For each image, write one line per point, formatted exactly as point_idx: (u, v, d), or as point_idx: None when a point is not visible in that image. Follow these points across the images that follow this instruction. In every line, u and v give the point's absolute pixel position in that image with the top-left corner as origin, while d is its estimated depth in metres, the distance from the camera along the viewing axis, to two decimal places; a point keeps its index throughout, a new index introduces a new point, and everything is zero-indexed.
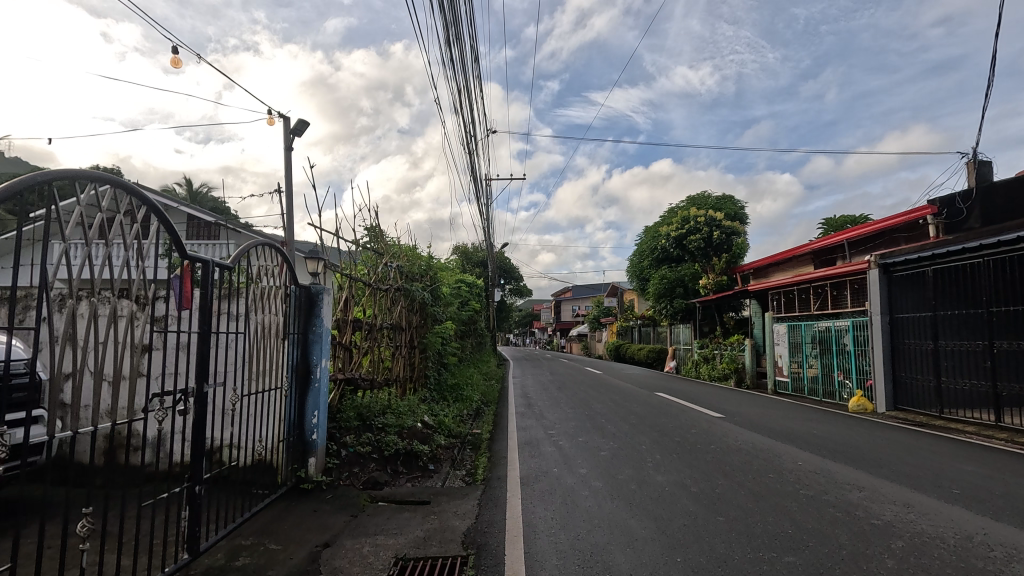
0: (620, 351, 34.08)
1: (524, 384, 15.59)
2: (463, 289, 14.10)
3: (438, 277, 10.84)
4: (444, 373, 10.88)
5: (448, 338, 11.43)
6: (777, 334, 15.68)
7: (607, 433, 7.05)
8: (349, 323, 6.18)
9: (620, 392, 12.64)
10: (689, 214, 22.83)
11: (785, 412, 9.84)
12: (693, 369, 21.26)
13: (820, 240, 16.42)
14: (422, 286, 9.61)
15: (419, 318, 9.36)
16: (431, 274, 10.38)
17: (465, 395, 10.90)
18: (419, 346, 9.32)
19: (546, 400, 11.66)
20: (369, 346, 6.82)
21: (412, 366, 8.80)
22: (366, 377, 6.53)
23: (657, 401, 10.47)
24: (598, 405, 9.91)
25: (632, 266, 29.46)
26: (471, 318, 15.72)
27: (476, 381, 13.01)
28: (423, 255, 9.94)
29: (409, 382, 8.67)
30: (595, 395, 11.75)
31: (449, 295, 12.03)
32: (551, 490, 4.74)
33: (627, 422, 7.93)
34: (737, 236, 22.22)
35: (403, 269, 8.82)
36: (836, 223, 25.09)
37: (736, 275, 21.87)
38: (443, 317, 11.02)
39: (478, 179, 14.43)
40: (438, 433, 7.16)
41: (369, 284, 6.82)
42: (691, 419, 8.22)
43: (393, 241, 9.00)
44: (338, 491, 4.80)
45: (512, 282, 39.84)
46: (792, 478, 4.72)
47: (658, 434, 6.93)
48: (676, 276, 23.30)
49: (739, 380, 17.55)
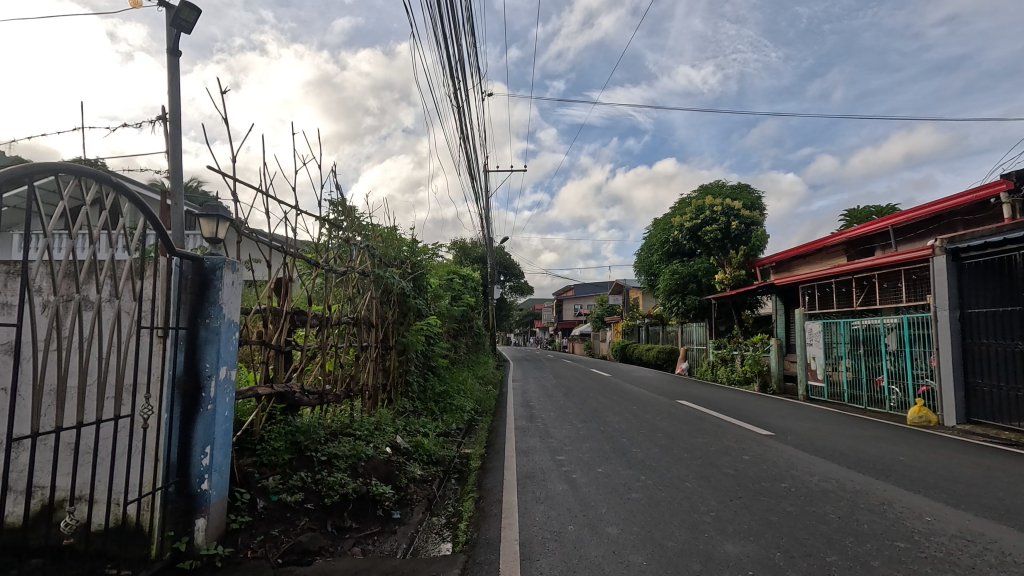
0: (626, 351, 32.32)
1: (524, 389, 13.93)
2: (455, 283, 12.41)
3: (424, 267, 9.16)
4: (430, 378, 9.24)
5: (436, 337, 9.80)
6: (809, 333, 13.97)
7: (634, 462, 5.40)
8: (286, 313, 4.49)
9: (637, 399, 10.98)
10: (703, 203, 21.11)
11: (843, 427, 8.11)
12: (708, 371, 19.54)
13: (855, 228, 14.74)
14: (400, 276, 7.91)
15: (396, 312, 7.67)
16: (412, 262, 8.67)
17: (456, 405, 9.20)
18: (396, 348, 7.62)
19: (548, 409, 9.99)
20: (319, 346, 5.12)
21: (386, 372, 7.15)
22: (310, 389, 4.86)
23: (685, 412, 8.77)
24: (612, 418, 8.23)
25: (639, 262, 27.80)
26: (465, 315, 14.03)
27: (469, 388, 11.33)
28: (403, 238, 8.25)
29: (382, 391, 6.99)
30: (606, 404, 10.09)
31: (437, 290, 10.30)
32: (570, 570, 3.09)
33: (656, 444, 6.27)
34: (756, 227, 20.50)
35: (373, 254, 7.14)
36: (857, 214, 23.39)
37: (755, 269, 20.17)
38: (429, 314, 9.36)
39: (472, 159, 12.77)
40: (413, 462, 5.50)
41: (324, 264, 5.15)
42: (733, 439, 6.57)
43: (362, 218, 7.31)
44: (238, 572, 3.08)
45: (512, 279, 38.24)
46: (942, 556, 3.07)
47: (702, 464, 5.27)
48: (689, 271, 21.59)
49: (764, 384, 15.82)
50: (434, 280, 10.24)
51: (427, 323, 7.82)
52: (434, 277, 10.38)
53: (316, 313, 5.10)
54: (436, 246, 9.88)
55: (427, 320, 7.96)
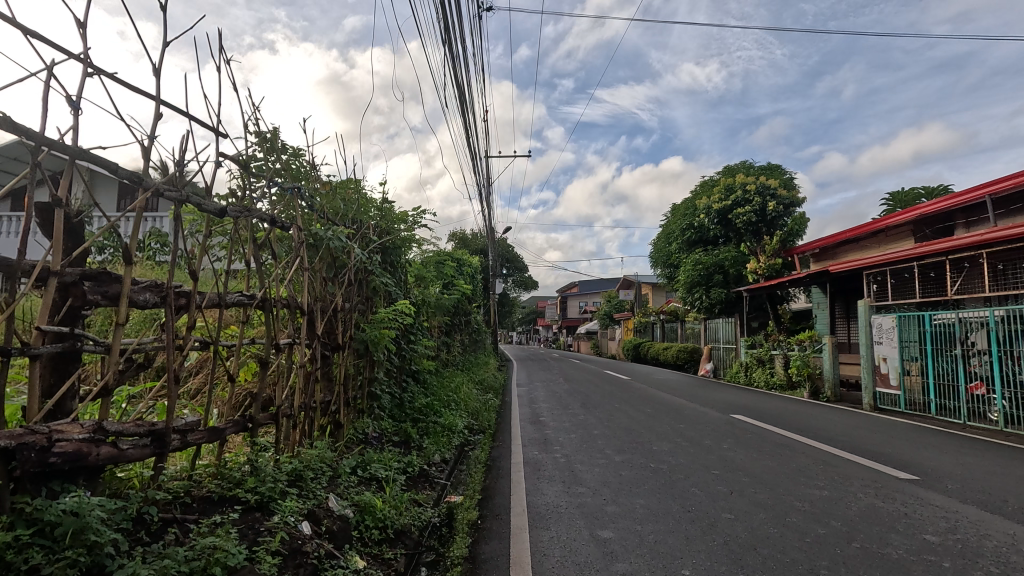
0: (637, 350, 29.85)
1: (530, 396, 11.54)
2: (446, 268, 9.99)
3: (398, 240, 6.78)
4: (405, 389, 6.84)
5: (416, 332, 7.39)
6: (879, 329, 11.45)
7: (743, 558, 3.02)
8: (58, 276, 2.14)
9: (676, 412, 8.57)
10: (734, 182, 18.66)
11: (991, 458, 5.67)
12: (742, 374, 17.05)
13: (929, 205, 12.32)
14: (359, 245, 5.54)
15: (354, 296, 5.32)
16: (377, 230, 6.27)
17: (443, 423, 6.84)
18: (352, 347, 5.27)
19: (561, 424, 7.65)
20: (163, 346, 2.74)
21: (330, 383, 4.77)
22: (134, 427, 2.50)
23: (756, 435, 6.39)
24: (658, 445, 5.90)
25: (655, 252, 25.36)
26: (459, 308, 11.64)
27: (463, 398, 8.89)
28: (361, 194, 5.83)
29: (325, 413, 4.69)
30: (639, 419, 7.73)
31: (418, 275, 7.91)
32: None
33: (755, 505, 3.87)
34: (794, 209, 18.01)
35: (307, 208, 4.76)
36: (900, 197, 20.92)
37: (793, 256, 17.69)
38: (405, 298, 6.98)
39: (467, 114, 10.35)
40: (348, 550, 3.16)
41: (187, 196, 2.82)
42: (865, 490, 4.21)
43: (296, 156, 4.91)
44: None
45: (513, 273, 35.96)
46: None
47: (874, 566, 2.89)
48: (714, 260, 19.57)
49: (815, 391, 13.34)
50: (415, 260, 7.83)
51: (400, 307, 5.49)
52: (415, 256, 7.97)
53: (159, 284, 2.72)
54: (418, 216, 7.48)
55: (402, 307, 5.62)
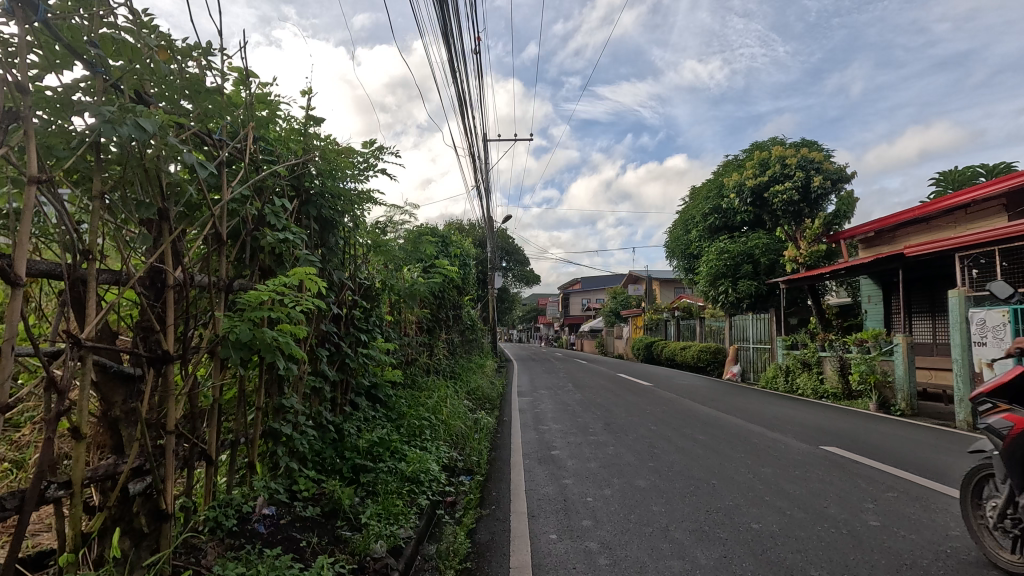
0: (649, 350, 27.40)
1: (535, 410, 9.14)
2: (424, 243, 7.56)
3: (323, 186, 4.31)
4: (338, 419, 4.41)
5: (358, 328, 4.94)
6: (977, 327, 8.95)
7: None
8: None
9: (740, 441, 6.10)
10: (769, 157, 16.14)
11: None
12: (781, 380, 14.59)
13: None
14: (232, 179, 3.12)
15: (225, 264, 2.95)
16: (286, 163, 3.81)
17: (405, 470, 4.46)
18: (221, 358, 2.90)
19: (583, 463, 5.26)
20: None
21: (125, 432, 2.34)
22: None
23: (904, 499, 3.96)
24: (761, 525, 3.51)
25: (672, 240, 22.86)
26: (445, 298, 9.20)
27: (442, 422, 6.51)
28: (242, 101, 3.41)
29: (132, 497, 2.33)
30: (698, 456, 5.32)
31: (375, 249, 5.46)
32: None
33: None
34: (841, 186, 15.45)
35: (102, 86, 2.33)
36: (955, 175, 18.31)
37: (837, 242, 15.21)
38: (343, 277, 4.55)
39: (453, 44, 7.92)
40: None
41: None
42: None
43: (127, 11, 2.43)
44: None
45: (513, 266, 33.76)
46: None
47: None
48: (742, 248, 17.33)
49: (882, 403, 10.91)
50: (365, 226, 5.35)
51: (309, 274, 3.03)
52: (366, 219, 5.50)
53: None
54: (368, 158, 5.02)
55: (312, 281, 3.14)
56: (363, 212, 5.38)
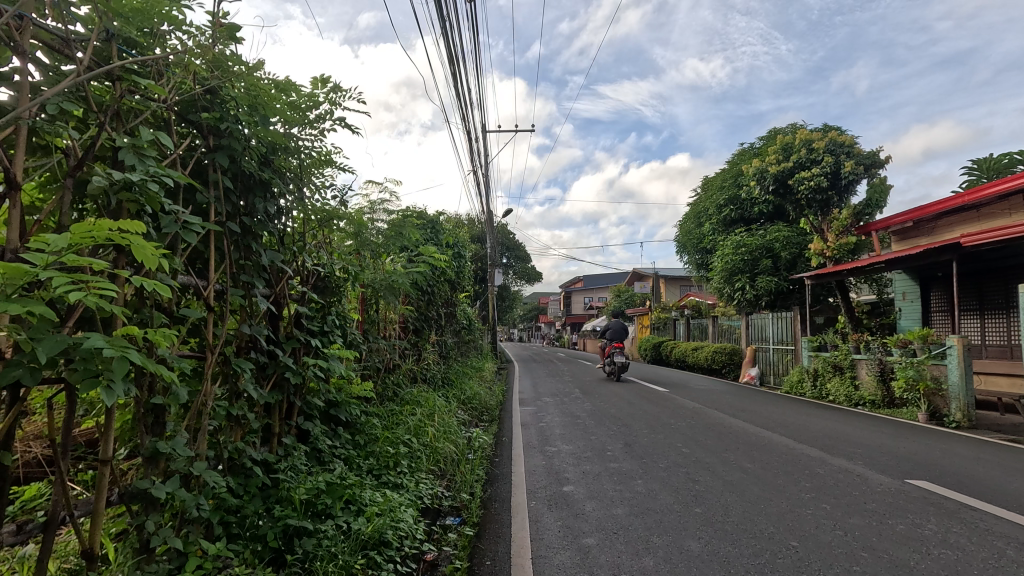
0: (657, 350, 26.09)
1: (540, 423, 7.88)
2: (408, 226, 6.31)
3: (243, 132, 3.06)
4: (261, 457, 3.14)
5: (302, 329, 3.68)
6: None
7: None
8: None
9: (797, 473, 4.83)
10: (793, 141, 14.86)
11: None
12: (808, 385, 13.28)
13: None
14: (42, 85, 1.85)
15: (11, 220, 1.68)
16: (173, 89, 2.56)
17: (362, 530, 3.19)
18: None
19: (605, 509, 4.00)
20: None
21: None
22: None
23: None
24: None
25: (683, 235, 21.62)
26: (435, 293, 7.93)
27: (425, 447, 5.24)
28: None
29: None
30: (755, 502, 4.05)
31: (334, 229, 4.22)
32: None
33: None
34: (873, 172, 14.16)
35: None
36: (991, 163, 16.95)
37: (867, 233, 13.93)
38: (277, 260, 3.28)
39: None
40: None
41: None
42: None
43: None
44: None
45: (513, 263, 32.45)
46: None
47: None
48: (761, 242, 16.05)
49: (932, 412, 9.62)
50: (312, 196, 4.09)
51: (134, 248, 1.70)
52: (319, 191, 4.25)
53: None
54: (318, 106, 3.77)
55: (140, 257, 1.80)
56: (315, 181, 4.14)
